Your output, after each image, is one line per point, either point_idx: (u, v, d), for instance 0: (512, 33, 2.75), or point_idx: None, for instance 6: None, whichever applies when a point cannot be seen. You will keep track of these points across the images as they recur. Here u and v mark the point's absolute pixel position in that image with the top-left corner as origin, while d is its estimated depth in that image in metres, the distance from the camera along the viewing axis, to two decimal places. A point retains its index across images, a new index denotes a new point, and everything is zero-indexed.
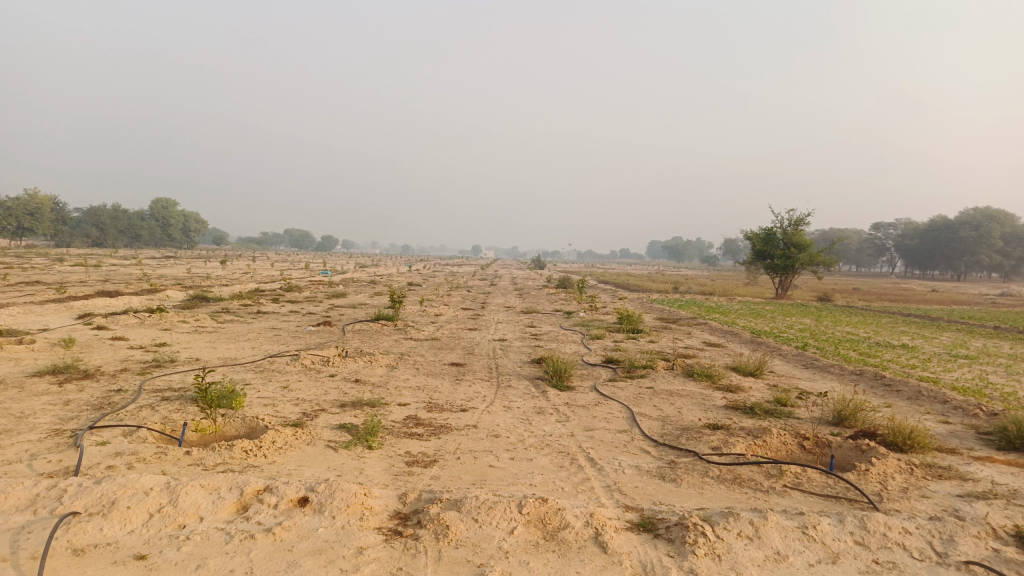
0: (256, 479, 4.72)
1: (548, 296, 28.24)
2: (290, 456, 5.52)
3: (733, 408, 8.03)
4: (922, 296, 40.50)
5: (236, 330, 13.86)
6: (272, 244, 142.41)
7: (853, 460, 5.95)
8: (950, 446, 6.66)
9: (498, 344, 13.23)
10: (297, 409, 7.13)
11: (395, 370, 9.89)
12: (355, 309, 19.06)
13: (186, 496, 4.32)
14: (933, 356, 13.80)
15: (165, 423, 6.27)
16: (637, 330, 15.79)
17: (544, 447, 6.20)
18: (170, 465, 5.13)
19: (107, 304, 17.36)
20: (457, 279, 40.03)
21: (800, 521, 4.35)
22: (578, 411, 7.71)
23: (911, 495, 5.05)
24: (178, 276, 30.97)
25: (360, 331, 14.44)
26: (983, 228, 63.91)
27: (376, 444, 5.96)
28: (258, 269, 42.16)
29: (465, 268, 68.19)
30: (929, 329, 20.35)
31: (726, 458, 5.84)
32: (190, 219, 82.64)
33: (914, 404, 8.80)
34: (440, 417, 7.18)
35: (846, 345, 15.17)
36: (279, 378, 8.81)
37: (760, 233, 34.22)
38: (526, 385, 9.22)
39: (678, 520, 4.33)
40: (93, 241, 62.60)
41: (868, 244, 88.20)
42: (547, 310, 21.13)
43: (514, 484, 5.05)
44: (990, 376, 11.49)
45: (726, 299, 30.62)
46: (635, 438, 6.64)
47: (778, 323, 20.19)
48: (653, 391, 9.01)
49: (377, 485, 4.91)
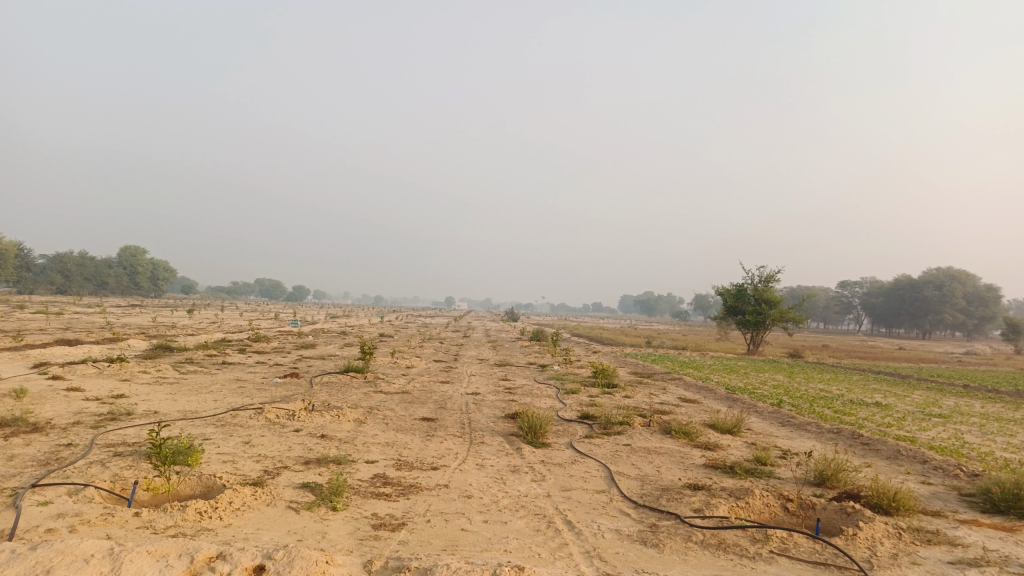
0: (209, 545, 4.36)
1: (521, 349, 27.94)
2: (248, 519, 5.16)
3: (713, 467, 7.81)
4: (890, 353, 40.80)
5: (199, 382, 13.37)
6: (242, 293, 140.62)
7: (839, 524, 5.74)
8: (934, 508, 6.49)
9: (471, 398, 12.89)
10: (258, 467, 6.75)
11: (363, 425, 9.53)
12: (324, 361, 18.62)
13: (130, 563, 3.94)
14: (907, 415, 13.72)
15: (115, 481, 5.86)
16: (612, 384, 15.56)
17: (519, 509, 5.90)
18: (116, 528, 4.75)
19: (64, 352, 16.70)
20: (429, 331, 39.59)
21: None
22: (554, 470, 7.42)
23: (901, 562, 4.84)
24: (143, 325, 30.13)
25: (328, 383, 14.01)
26: (946, 287, 65.34)
27: (341, 505, 5.64)
28: (225, 318, 41.28)
29: (437, 319, 67.73)
30: (901, 387, 20.35)
31: (708, 521, 5.60)
32: (159, 267, 81.49)
33: (894, 464, 8.64)
34: (409, 476, 6.85)
35: (820, 402, 15.07)
36: (241, 433, 8.40)
37: (731, 289, 34.42)
38: (500, 441, 8.92)
39: None
40: (57, 288, 61.21)
41: (835, 300, 89.55)
42: (521, 363, 20.84)
43: (487, 551, 4.74)
44: (965, 436, 11.41)
45: (699, 354, 30.54)
46: (613, 498, 6.38)
47: (753, 379, 20.12)
48: (630, 449, 8.76)
49: (340, 551, 4.57)
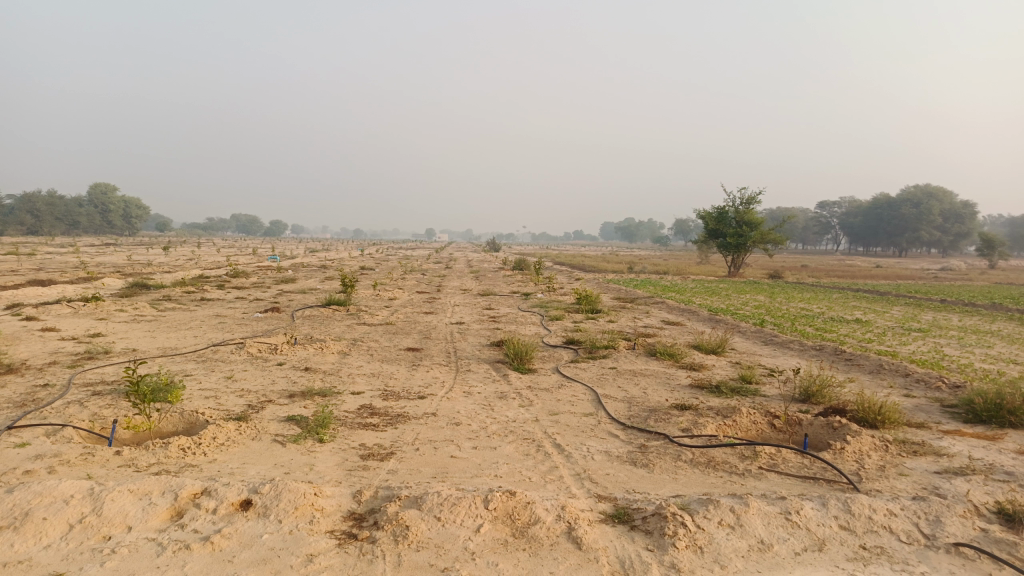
0: (193, 481, 4.27)
1: (503, 278, 27.86)
2: (233, 454, 5.08)
3: (699, 387, 7.83)
4: (867, 272, 41.23)
5: (178, 319, 13.18)
6: (219, 230, 138.56)
7: (826, 439, 5.76)
8: (918, 420, 6.56)
9: (456, 327, 12.82)
10: (242, 402, 6.63)
11: (348, 357, 9.44)
12: (305, 295, 18.42)
13: (112, 503, 3.84)
14: (887, 330, 13.90)
15: (94, 420, 5.72)
16: (595, 310, 15.56)
17: (508, 434, 5.86)
18: (96, 468, 4.64)
19: (39, 293, 16.34)
20: (410, 262, 39.32)
21: (782, 506, 4.11)
22: (542, 395, 7.39)
23: (889, 473, 4.88)
24: (118, 264, 29.52)
25: (310, 317, 13.87)
26: (923, 205, 65.78)
27: (328, 437, 5.56)
28: (203, 254, 40.59)
29: (417, 249, 67.33)
30: (880, 304, 20.62)
31: (697, 440, 5.59)
32: (131, 205, 79.73)
33: (877, 378, 8.75)
34: (396, 405, 6.78)
35: (802, 321, 15.20)
36: (223, 368, 8.27)
37: (711, 212, 34.24)
38: (486, 369, 8.88)
39: (655, 510, 4.04)
40: (27, 229, 59.84)
41: (813, 221, 89.90)
42: (504, 292, 20.79)
43: (478, 477, 4.70)
44: (945, 349, 11.58)
45: (681, 278, 30.65)
46: (602, 421, 6.36)
47: (734, 300, 20.27)
48: (616, 372, 8.75)
49: (328, 482, 4.50)
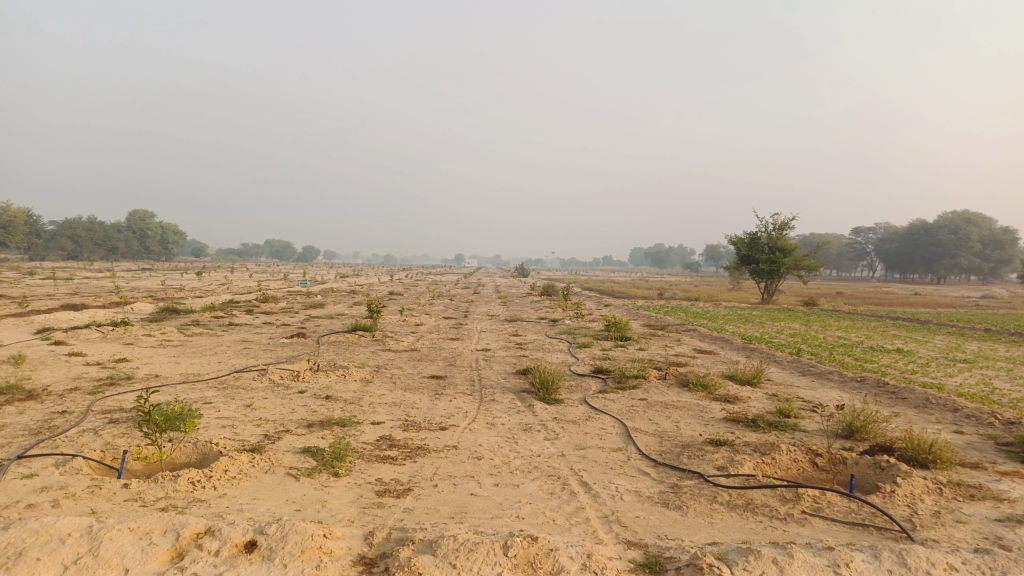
0: (197, 519, 4.05)
1: (531, 304, 27.59)
2: (244, 488, 4.87)
3: (734, 420, 7.47)
4: (905, 299, 40.33)
5: (204, 344, 13.11)
6: (252, 255, 140.60)
7: (874, 480, 5.36)
8: (972, 460, 6.13)
9: (482, 354, 12.59)
10: (258, 432, 6.44)
11: (370, 385, 9.23)
12: (331, 320, 18.35)
13: (110, 543, 3.63)
14: (931, 361, 13.37)
15: (106, 450, 5.56)
16: (625, 337, 15.20)
17: (532, 470, 5.57)
18: (101, 502, 4.45)
19: (70, 317, 16.48)
20: (439, 288, 39.28)
21: (829, 558, 3.75)
22: (568, 428, 7.09)
23: (945, 520, 4.48)
24: (151, 289, 29.91)
25: (335, 342, 13.74)
26: (963, 231, 64.26)
27: (344, 470, 5.33)
28: (235, 280, 40.96)
29: (446, 275, 67.40)
30: (920, 332, 19.93)
31: (734, 480, 5.24)
32: (168, 231, 81.36)
33: (924, 412, 8.28)
34: (417, 437, 6.53)
35: (840, 350, 14.67)
36: (243, 395, 8.11)
37: (743, 238, 33.66)
38: (511, 398, 8.60)
39: (689, 560, 3.72)
40: (68, 254, 61.22)
41: (847, 247, 88.26)
42: (531, 318, 20.49)
43: (498, 518, 4.42)
44: (994, 381, 11.03)
45: (712, 305, 30.04)
46: (631, 457, 6.04)
47: (769, 328, 19.71)
48: (646, 403, 8.42)
49: (340, 522, 4.25)
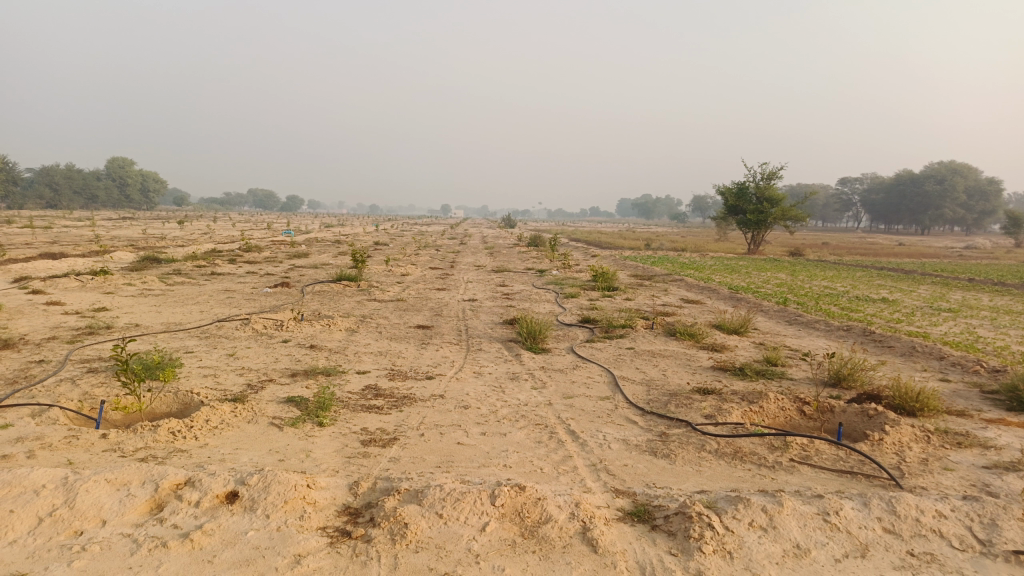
0: (177, 470, 3.95)
1: (518, 254, 27.45)
2: (226, 438, 4.77)
3: (722, 369, 7.45)
4: (890, 249, 40.57)
5: (186, 293, 12.90)
6: (235, 204, 138.74)
7: (861, 428, 5.35)
8: (957, 407, 6.15)
9: (468, 304, 12.49)
10: (241, 381, 6.33)
11: (355, 334, 9.12)
12: (316, 270, 18.15)
13: (87, 495, 3.54)
14: (916, 310, 13.42)
15: (83, 400, 5.44)
16: (612, 287, 15.14)
17: (519, 419, 5.51)
18: (78, 452, 4.35)
19: (49, 266, 16.15)
20: (425, 238, 38.95)
21: (819, 506, 3.73)
22: (555, 377, 7.04)
23: (933, 468, 4.48)
24: (132, 238, 29.41)
25: (320, 292, 13.59)
26: (948, 182, 64.37)
27: (328, 420, 5.25)
28: (217, 229, 40.35)
29: (431, 224, 66.89)
30: (905, 282, 20.03)
31: (723, 428, 5.21)
32: (149, 179, 79.89)
33: (910, 360, 8.31)
34: (403, 386, 6.45)
35: (826, 300, 14.71)
36: (226, 345, 7.98)
37: (731, 187, 33.44)
38: (498, 348, 8.53)
39: (678, 509, 3.68)
40: (46, 203, 60.09)
41: (833, 197, 88.30)
42: (518, 268, 20.38)
43: (485, 467, 4.36)
44: (978, 330, 11.09)
45: (698, 255, 30.03)
46: (619, 405, 6.00)
47: (755, 278, 19.73)
48: (634, 352, 8.39)
49: (324, 472, 4.17)
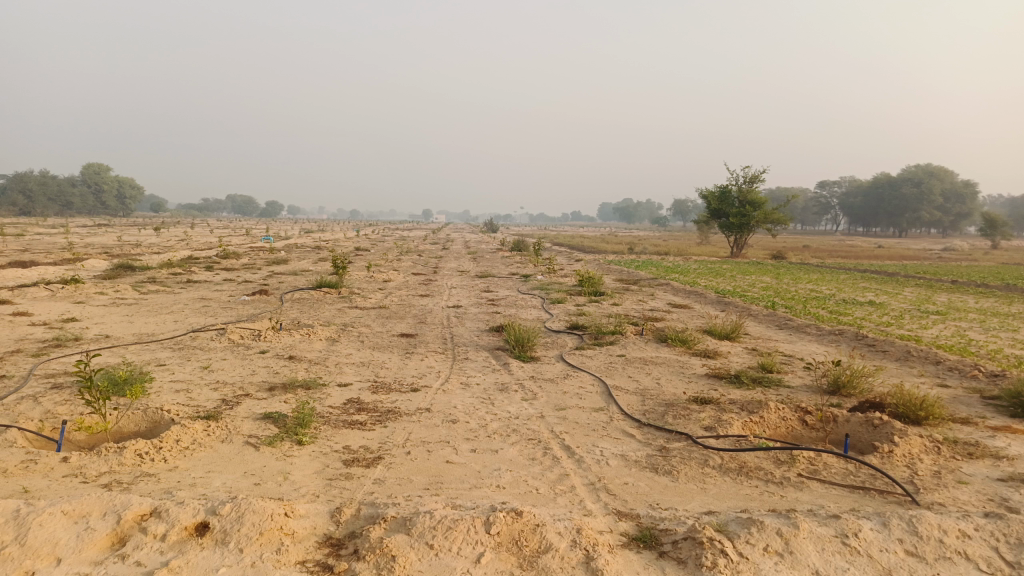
0: (142, 498, 3.62)
1: (501, 259, 27.16)
2: (198, 460, 4.46)
3: (717, 376, 7.23)
4: (871, 252, 40.86)
5: (160, 302, 12.49)
6: (214, 210, 137.24)
7: (868, 440, 5.12)
8: (961, 415, 5.95)
9: (453, 311, 12.21)
10: (215, 396, 6.00)
11: (336, 344, 8.81)
12: (295, 277, 17.75)
13: (41, 529, 3.21)
14: (904, 313, 13.34)
15: (44, 420, 5.09)
16: (599, 292, 14.90)
17: (510, 434, 5.23)
18: (36, 479, 4.01)
19: (18, 274, 15.63)
20: (407, 243, 38.61)
21: (836, 528, 3.48)
22: (546, 387, 6.77)
23: (948, 481, 4.26)
24: (107, 245, 28.76)
25: (300, 299, 13.24)
26: (925, 184, 65.04)
27: (308, 438, 4.94)
28: (195, 236, 39.66)
29: (413, 231, 66.55)
30: (890, 285, 19.99)
31: (724, 442, 4.96)
32: (126, 185, 78.81)
33: (906, 365, 8.15)
34: (387, 399, 6.14)
35: (814, 304, 14.59)
36: (200, 357, 7.62)
37: (714, 191, 33.37)
38: (486, 356, 8.25)
39: (687, 533, 3.42)
40: (20, 210, 59.00)
41: (813, 200, 88.87)
42: (502, 274, 20.11)
43: (477, 488, 4.09)
44: (969, 333, 10.98)
45: (682, 259, 29.92)
46: (614, 417, 5.75)
47: (741, 282, 19.60)
48: (625, 360, 8.14)
49: (304, 497, 3.88)
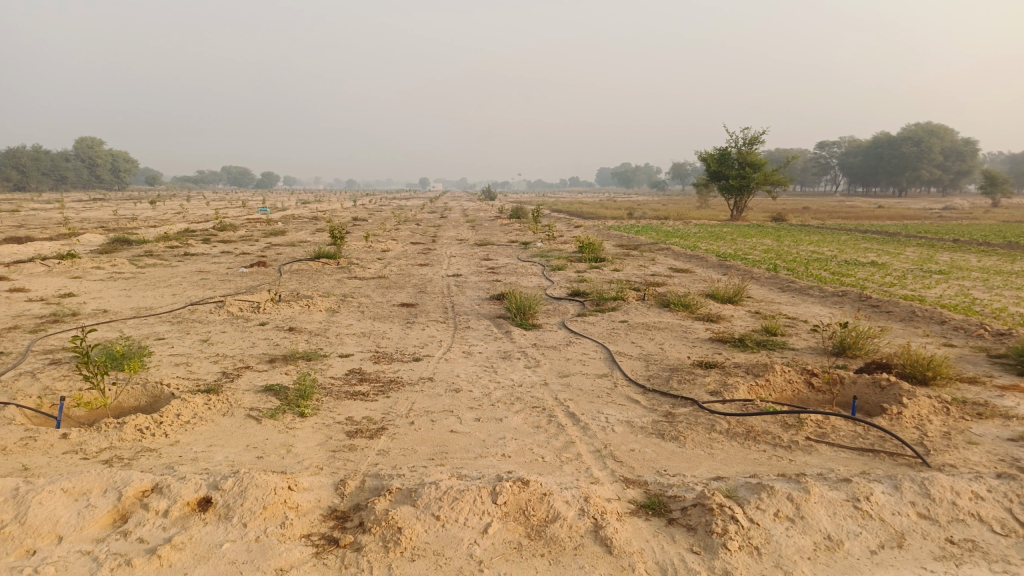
0: (142, 474, 3.57)
1: (500, 227, 26.93)
2: (199, 434, 4.41)
3: (720, 340, 7.17)
4: (871, 213, 40.64)
5: (158, 276, 12.38)
6: (209, 182, 136.34)
7: (876, 401, 5.07)
8: (969, 375, 5.89)
9: (453, 279, 12.11)
10: (216, 369, 5.95)
11: (336, 315, 8.73)
12: (293, 248, 17.61)
13: (40, 507, 3.16)
14: (906, 273, 13.25)
15: (42, 396, 5.03)
16: (599, 258, 14.79)
17: (515, 402, 5.18)
18: (36, 456, 3.96)
19: (14, 250, 15.50)
20: (405, 213, 38.32)
21: (848, 492, 3.44)
22: (549, 354, 6.71)
23: (958, 442, 4.21)
24: (103, 219, 28.55)
25: (298, 271, 13.14)
26: (926, 143, 64.47)
27: (310, 410, 4.89)
28: (191, 207, 39.41)
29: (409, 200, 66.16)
30: (892, 245, 19.87)
31: (731, 406, 4.91)
32: (120, 158, 78.14)
33: (911, 326, 8.09)
34: (389, 369, 6.09)
35: (815, 265, 14.49)
36: (199, 330, 7.55)
37: (714, 153, 33.01)
38: (487, 325, 8.18)
39: (697, 499, 3.37)
40: (14, 185, 58.48)
41: (812, 161, 88.19)
42: (502, 241, 19.97)
43: (482, 458, 4.04)
44: (972, 292, 10.89)
45: (681, 223, 29.71)
46: (619, 383, 5.70)
47: (741, 245, 19.46)
48: (628, 325, 8.07)
49: (308, 470, 3.83)
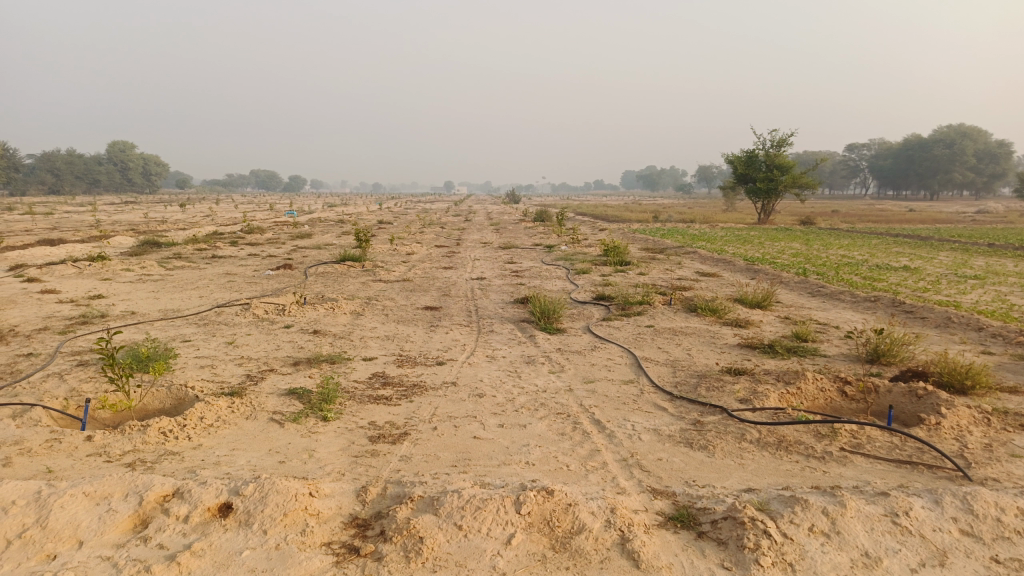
0: (163, 478, 3.54)
1: (524, 230, 26.85)
2: (222, 438, 4.38)
3: (749, 346, 7.02)
4: (902, 216, 39.90)
5: (185, 278, 12.49)
6: (237, 185, 138.08)
7: (913, 411, 4.90)
8: (1010, 384, 5.69)
9: (477, 283, 12.06)
10: (240, 372, 5.94)
11: (361, 318, 8.72)
12: (319, 251, 17.71)
13: (62, 511, 3.15)
14: (940, 277, 12.93)
15: (68, 398, 5.05)
16: (624, 262, 14.65)
17: (539, 408, 5.10)
18: (60, 459, 3.96)
19: (47, 253, 15.75)
20: (430, 216, 38.35)
21: (885, 506, 3.30)
22: (574, 359, 6.61)
23: (1001, 455, 4.05)
24: (133, 222, 28.99)
25: (323, 273, 13.19)
26: (959, 145, 63.20)
27: (333, 414, 4.84)
28: (219, 210, 39.86)
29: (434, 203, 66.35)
30: (924, 249, 19.47)
31: (761, 415, 4.78)
32: (151, 162, 79.40)
33: (947, 332, 7.86)
34: (412, 374, 6.04)
35: (846, 270, 14.20)
36: (225, 332, 7.57)
37: (741, 156, 32.62)
38: (511, 329, 8.11)
39: (727, 512, 3.26)
40: (48, 188, 59.63)
41: (841, 164, 86.92)
42: (526, 245, 19.91)
43: (506, 465, 3.96)
44: (1010, 297, 10.59)
45: (708, 227, 29.38)
46: (645, 390, 5.59)
47: (769, 249, 19.20)
48: (654, 330, 7.95)
49: (329, 475, 3.78)
